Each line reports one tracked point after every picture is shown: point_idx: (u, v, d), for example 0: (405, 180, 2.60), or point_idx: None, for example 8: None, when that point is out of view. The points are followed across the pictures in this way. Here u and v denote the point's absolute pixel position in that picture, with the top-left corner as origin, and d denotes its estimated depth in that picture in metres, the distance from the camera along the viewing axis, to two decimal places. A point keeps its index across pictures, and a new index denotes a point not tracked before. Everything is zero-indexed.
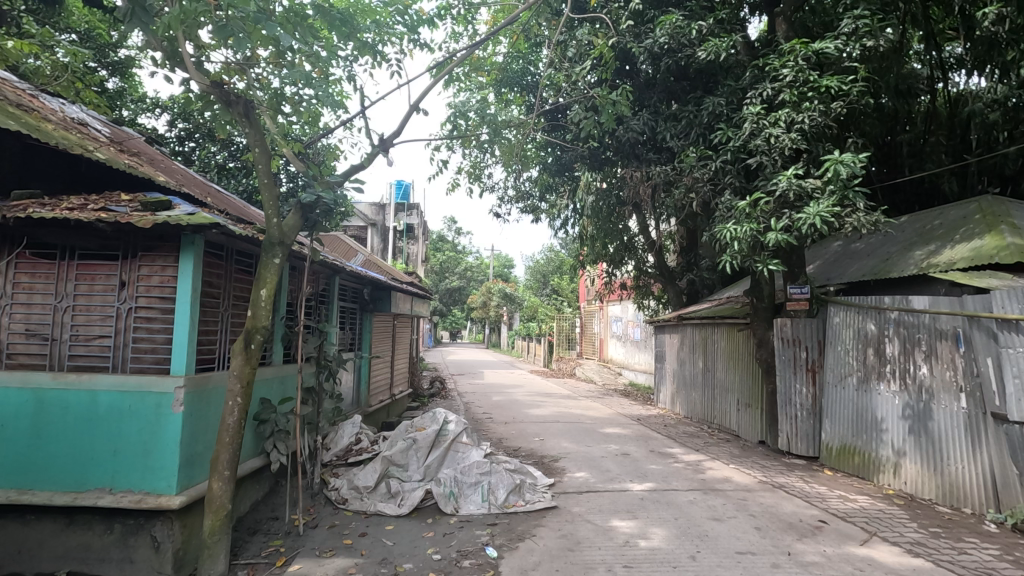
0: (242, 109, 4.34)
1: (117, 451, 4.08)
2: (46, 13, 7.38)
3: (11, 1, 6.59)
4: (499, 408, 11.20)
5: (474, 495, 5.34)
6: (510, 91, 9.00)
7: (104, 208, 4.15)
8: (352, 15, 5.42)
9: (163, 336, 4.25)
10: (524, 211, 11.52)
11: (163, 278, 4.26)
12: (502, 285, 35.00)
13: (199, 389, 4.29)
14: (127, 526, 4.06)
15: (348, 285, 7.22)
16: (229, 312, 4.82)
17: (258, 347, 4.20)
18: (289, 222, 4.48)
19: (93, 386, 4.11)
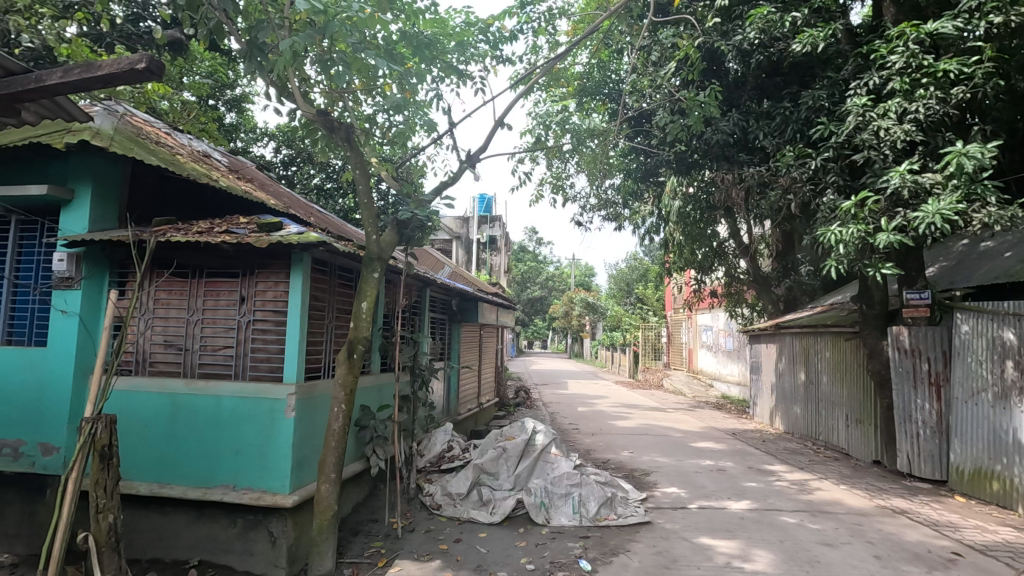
0: (343, 135, 4.63)
1: (237, 452, 4.47)
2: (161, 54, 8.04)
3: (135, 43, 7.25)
4: (585, 419, 11.07)
5: (565, 506, 5.30)
6: (592, 100, 8.96)
7: (227, 230, 4.59)
8: (439, 38, 5.67)
9: (276, 346, 4.61)
10: (606, 219, 11.36)
11: (277, 292, 4.63)
12: (584, 294, 34.66)
13: (308, 396, 4.61)
14: (247, 521, 4.42)
15: (438, 297, 7.49)
16: (333, 324, 5.15)
17: (359, 357, 4.45)
18: (386, 238, 4.73)
19: (218, 393, 4.55)
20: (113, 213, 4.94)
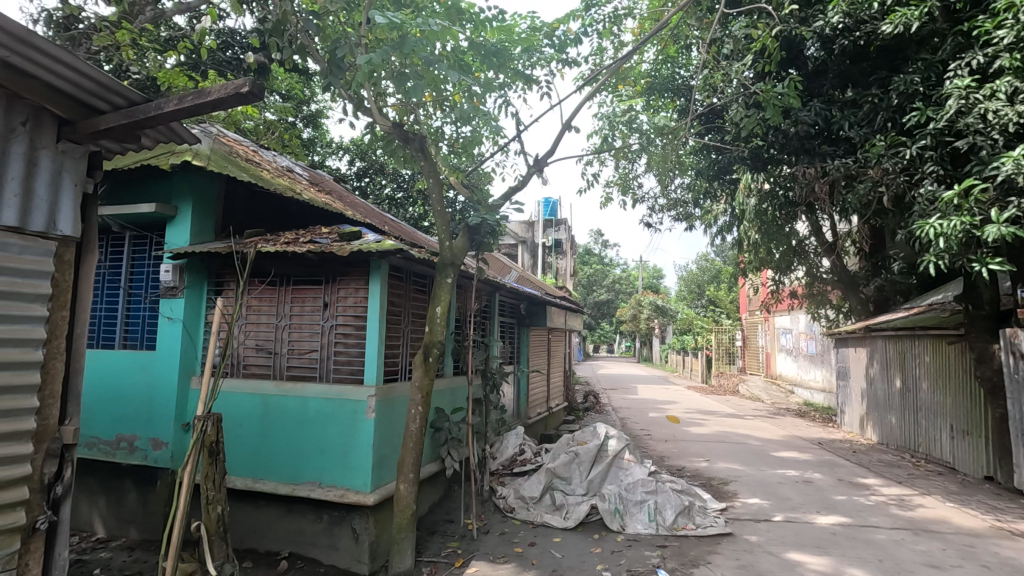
0: (417, 145, 4.77)
1: (322, 451, 4.70)
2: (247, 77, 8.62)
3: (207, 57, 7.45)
4: (657, 425, 10.79)
5: (641, 514, 5.18)
6: (660, 98, 8.74)
7: (311, 240, 4.85)
8: (505, 45, 5.72)
9: (357, 349, 4.81)
10: (676, 219, 11.05)
11: (357, 298, 4.84)
12: (652, 297, 33.82)
13: (386, 398, 4.79)
14: (333, 517, 4.63)
15: (507, 301, 7.56)
16: (409, 328, 5.32)
17: (435, 360, 4.57)
18: (458, 244, 4.82)
19: (305, 394, 4.81)
20: (211, 226, 5.35)
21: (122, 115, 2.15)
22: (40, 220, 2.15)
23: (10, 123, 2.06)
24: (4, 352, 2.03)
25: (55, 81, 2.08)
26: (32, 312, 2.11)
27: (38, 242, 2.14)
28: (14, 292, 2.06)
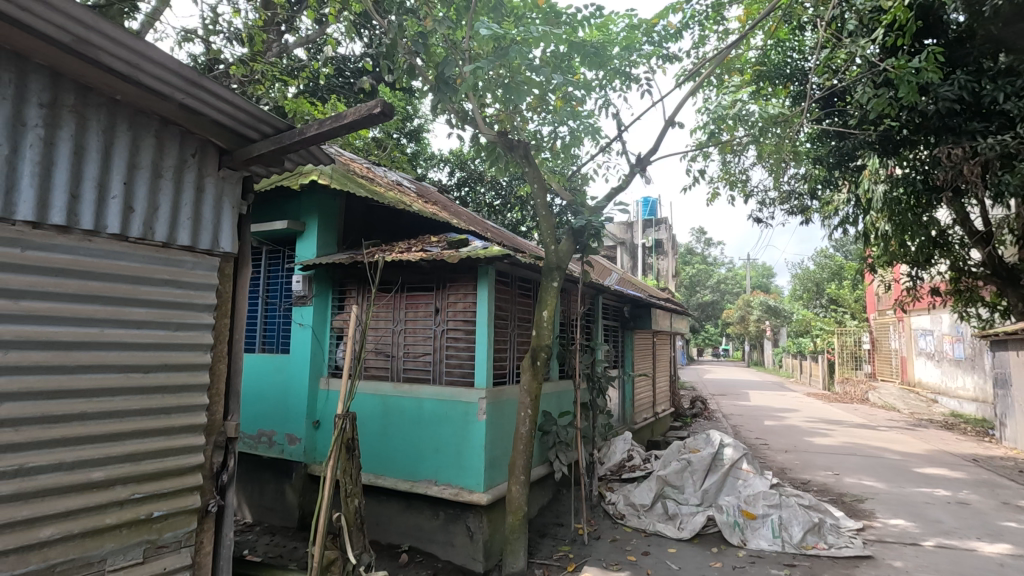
0: (522, 152, 4.84)
1: (437, 450, 4.91)
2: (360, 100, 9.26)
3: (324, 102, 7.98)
4: (774, 434, 10.07)
5: (764, 529, 4.86)
6: (771, 85, 8.16)
7: (422, 249, 5.09)
8: (605, 44, 5.65)
9: (467, 353, 4.97)
10: (790, 213, 10.27)
11: (466, 303, 5.01)
12: (762, 297, 31.68)
13: (496, 400, 4.90)
14: (448, 514, 4.81)
15: (610, 304, 7.45)
16: (515, 332, 5.41)
17: (543, 364, 4.60)
18: (563, 247, 4.81)
19: (420, 395, 5.06)
20: (333, 239, 5.79)
21: (271, 142, 2.39)
22: (206, 239, 2.44)
23: (183, 156, 2.37)
24: (183, 355, 2.34)
25: (216, 117, 2.33)
26: (203, 320, 2.42)
27: (206, 258, 2.45)
28: (190, 303, 2.37)
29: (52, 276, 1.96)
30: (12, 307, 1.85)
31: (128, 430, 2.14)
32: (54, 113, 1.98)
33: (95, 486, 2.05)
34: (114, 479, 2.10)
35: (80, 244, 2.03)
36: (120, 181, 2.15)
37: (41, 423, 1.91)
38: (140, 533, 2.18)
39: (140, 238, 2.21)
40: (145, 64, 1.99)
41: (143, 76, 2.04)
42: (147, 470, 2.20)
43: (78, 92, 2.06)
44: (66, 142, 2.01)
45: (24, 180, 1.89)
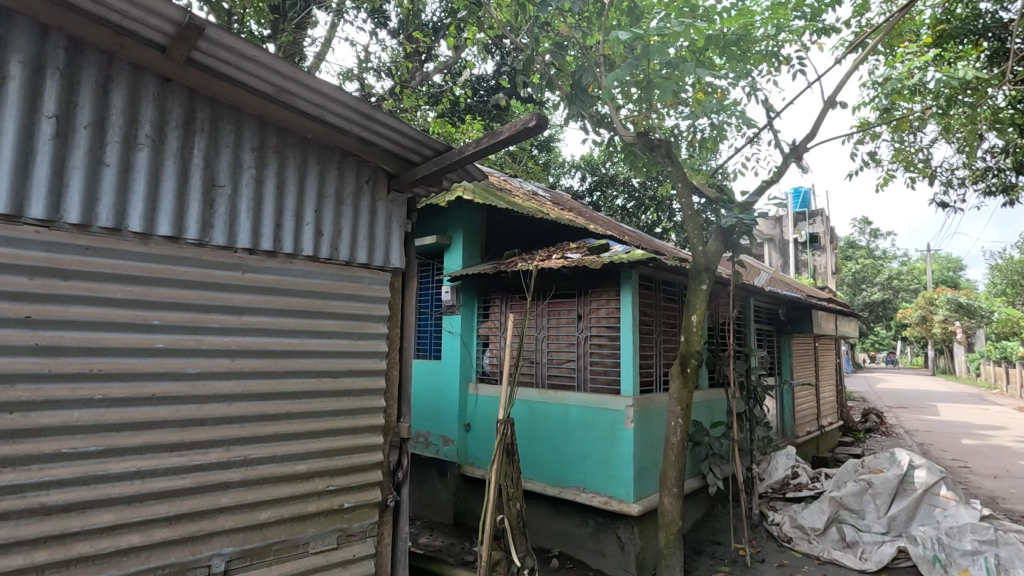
0: (664, 151, 4.64)
1: (585, 457, 4.89)
2: (494, 116, 9.65)
3: (465, 123, 8.49)
4: (977, 455, 8.50)
5: (974, 568, 4.07)
6: (957, 45, 6.96)
7: (563, 256, 5.10)
8: (749, 28, 5.24)
9: (612, 359, 4.87)
10: (988, 194, 8.65)
11: (610, 309, 4.92)
12: (949, 294, 27.06)
13: (644, 408, 4.75)
14: (598, 523, 4.76)
15: (763, 306, 6.87)
16: (661, 338, 5.20)
17: (694, 371, 4.36)
18: (712, 248, 4.52)
19: (565, 402, 5.09)
20: (477, 251, 6.08)
21: (433, 164, 2.56)
22: (379, 257, 2.69)
23: (359, 183, 2.63)
24: (364, 362, 2.59)
25: (387, 147, 2.55)
26: (379, 330, 2.65)
27: (380, 274, 2.69)
28: (368, 315, 2.62)
29: (263, 294, 2.28)
30: (235, 322, 2.19)
31: (323, 429, 2.42)
32: (262, 155, 2.31)
33: (299, 477, 2.35)
34: (313, 472, 2.39)
35: (283, 266, 2.35)
36: (312, 210, 2.45)
37: (258, 420, 2.24)
38: (333, 522, 2.45)
39: (328, 258, 2.49)
40: (331, 105, 2.24)
41: (329, 115, 2.30)
42: (339, 465, 2.47)
43: (278, 135, 2.38)
44: (271, 179, 2.34)
45: (242, 214, 2.24)
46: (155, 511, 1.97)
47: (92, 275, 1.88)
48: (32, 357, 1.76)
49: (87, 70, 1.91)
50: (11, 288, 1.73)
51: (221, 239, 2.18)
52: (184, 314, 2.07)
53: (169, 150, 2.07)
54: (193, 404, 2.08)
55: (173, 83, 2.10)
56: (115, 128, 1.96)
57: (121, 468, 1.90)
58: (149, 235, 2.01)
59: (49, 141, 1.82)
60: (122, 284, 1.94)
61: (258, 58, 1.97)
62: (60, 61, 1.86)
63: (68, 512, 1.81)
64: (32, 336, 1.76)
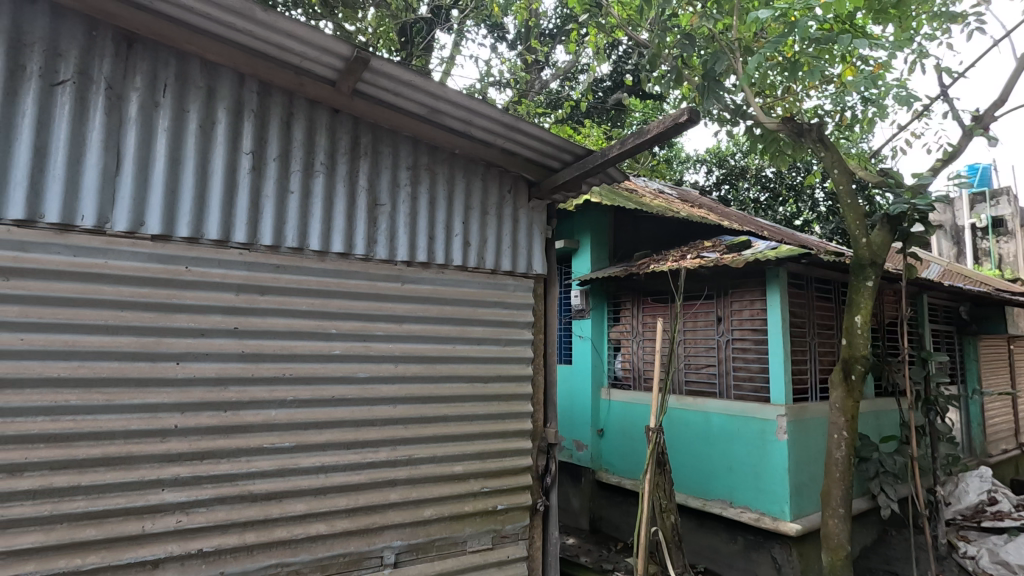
0: (815, 135, 4.10)
1: (731, 468, 4.58)
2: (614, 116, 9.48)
3: (585, 125, 8.43)
4: None
5: None
6: None
7: (699, 255, 4.81)
8: None
9: (758, 365, 4.50)
10: None
11: (754, 311, 4.55)
12: None
13: (799, 418, 4.34)
14: (749, 541, 4.43)
15: (939, 302, 5.95)
16: (816, 341, 4.71)
17: (859, 379, 3.88)
18: (877, 238, 3.97)
19: (707, 409, 4.81)
20: (604, 254, 5.98)
21: (575, 169, 2.54)
22: (523, 264, 2.73)
23: (502, 193, 2.70)
24: (512, 367, 2.65)
25: (529, 155, 2.58)
26: (524, 335, 2.69)
27: (524, 280, 2.73)
28: (514, 321, 2.67)
29: (421, 303, 2.42)
30: (398, 330, 2.35)
31: (476, 433, 2.51)
32: (416, 173, 2.46)
33: (456, 478, 2.45)
34: (469, 473, 2.48)
35: (437, 276, 2.48)
36: (461, 221, 2.56)
37: (420, 422, 2.38)
38: (489, 522, 2.53)
39: (476, 267, 2.59)
40: (477, 119, 2.32)
41: (475, 130, 2.38)
42: (492, 468, 2.54)
43: (430, 153, 2.51)
44: (425, 196, 2.48)
45: (401, 229, 2.40)
46: (336, 503, 2.18)
47: (283, 290, 2.12)
48: (239, 363, 2.03)
49: (274, 109, 2.16)
50: (222, 303, 2.01)
51: (383, 253, 2.35)
52: (355, 324, 2.26)
53: (340, 174, 2.28)
54: (364, 406, 2.26)
55: (341, 113, 2.31)
56: (296, 158, 2.19)
57: (309, 462, 2.13)
58: (325, 253, 2.23)
59: (247, 174, 2.09)
60: (306, 297, 2.17)
61: (414, 82, 2.09)
62: (253, 103, 2.12)
63: (268, 500, 2.06)
64: (239, 345, 2.04)
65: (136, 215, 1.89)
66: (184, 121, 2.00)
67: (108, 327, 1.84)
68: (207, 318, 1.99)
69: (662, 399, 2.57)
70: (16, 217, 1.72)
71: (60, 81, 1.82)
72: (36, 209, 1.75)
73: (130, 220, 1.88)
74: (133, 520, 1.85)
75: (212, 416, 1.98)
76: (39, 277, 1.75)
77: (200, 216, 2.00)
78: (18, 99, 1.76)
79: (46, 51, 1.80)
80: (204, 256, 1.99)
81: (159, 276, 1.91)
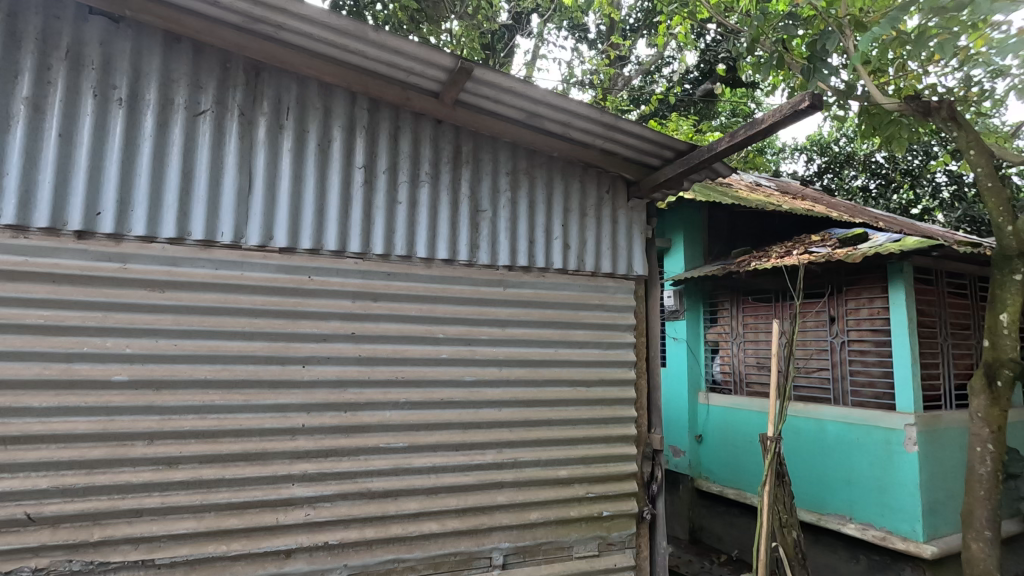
0: (948, 112, 3.49)
1: (850, 481, 4.23)
2: (703, 108, 9.10)
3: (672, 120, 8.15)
4: None
5: None
6: None
7: (806, 250, 4.46)
8: None
9: (880, 369, 4.09)
10: None
11: (873, 309, 4.14)
12: None
13: (931, 428, 3.91)
14: (873, 561, 4.05)
15: None
16: (949, 343, 4.22)
17: (1008, 385, 3.41)
18: None
19: (820, 416, 4.47)
20: (699, 252, 5.74)
21: (679, 166, 2.45)
22: (623, 266, 2.67)
23: (601, 194, 2.66)
24: (614, 371, 2.60)
25: (628, 154, 2.51)
26: (626, 339, 2.63)
27: (624, 282, 2.67)
28: (616, 325, 2.62)
29: (523, 307, 2.44)
30: (501, 334, 2.38)
31: (579, 437, 2.48)
32: (516, 178, 2.48)
33: (561, 482, 2.44)
34: (574, 478, 2.46)
35: (538, 279, 2.48)
36: (560, 224, 2.55)
37: (525, 426, 2.39)
38: (595, 528, 2.49)
39: (576, 269, 2.57)
40: (576, 121, 2.29)
41: (573, 131, 2.36)
42: (597, 474, 2.50)
43: (528, 157, 2.53)
44: (524, 200, 2.49)
45: (502, 234, 2.43)
46: (447, 503, 2.24)
47: (394, 296, 2.22)
48: (356, 366, 2.15)
49: (383, 124, 2.27)
50: (341, 310, 2.13)
51: (485, 258, 2.39)
52: (460, 328, 2.32)
53: (443, 183, 2.35)
54: (471, 409, 2.31)
55: (443, 123, 2.37)
56: (404, 170, 2.28)
57: (422, 462, 2.21)
58: (431, 259, 2.30)
59: (359, 187, 2.20)
60: (415, 303, 2.25)
61: (514, 89, 2.10)
62: (364, 120, 2.24)
63: (386, 497, 2.15)
64: (356, 349, 2.15)
65: (266, 230, 2.05)
66: (305, 141, 2.14)
67: (244, 334, 2.00)
68: (327, 323, 2.12)
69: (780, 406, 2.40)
70: (168, 235, 1.92)
71: (201, 111, 2.01)
72: (184, 228, 1.95)
73: (261, 234, 2.04)
74: (268, 511, 2.01)
75: (334, 416, 2.10)
76: (188, 288, 1.95)
77: (319, 229, 2.13)
78: (168, 130, 1.96)
79: (189, 85, 2.00)
80: (324, 266, 2.12)
81: (285, 286, 2.06)
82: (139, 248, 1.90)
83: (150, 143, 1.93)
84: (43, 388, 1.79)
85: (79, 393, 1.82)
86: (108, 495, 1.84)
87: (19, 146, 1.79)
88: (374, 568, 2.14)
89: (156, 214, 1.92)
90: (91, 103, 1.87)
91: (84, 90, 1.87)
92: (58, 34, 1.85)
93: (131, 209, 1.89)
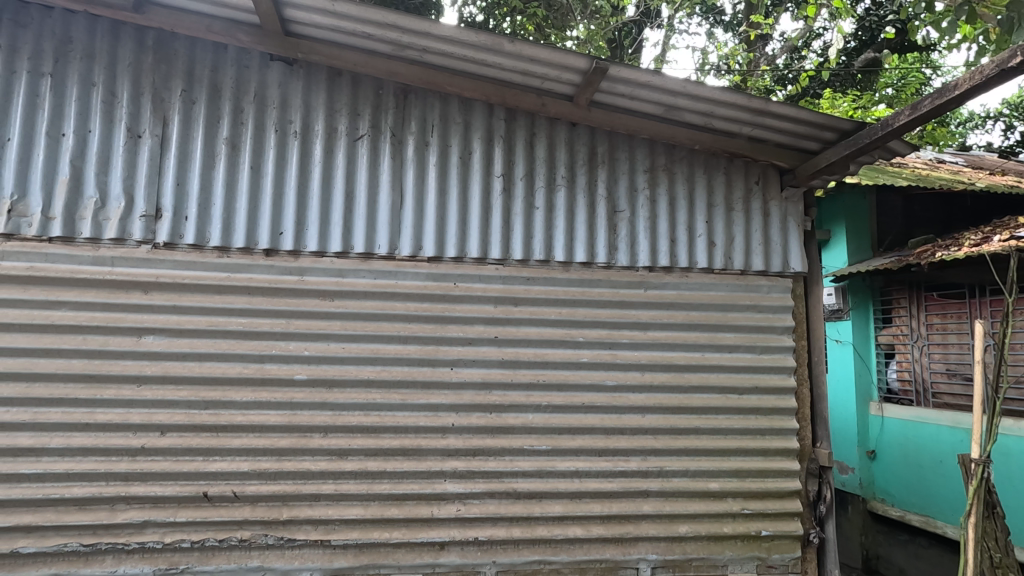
0: None
1: None
2: (863, 82, 8.07)
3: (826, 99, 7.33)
4: None
5: None
6: None
7: (1013, 235, 3.70)
8: None
9: None
10: None
11: None
12: None
13: None
14: None
15: None
16: None
17: None
18: None
19: None
20: (866, 244, 5.06)
21: (844, 147, 2.17)
22: (778, 262, 2.44)
23: (749, 185, 2.46)
24: (772, 378, 2.38)
25: (779, 139, 2.28)
26: (785, 343, 2.40)
27: (779, 280, 2.44)
28: (771, 327, 2.40)
29: (666, 310, 2.34)
30: (644, 337, 2.31)
31: (731, 447, 2.31)
32: (654, 176, 2.39)
33: (713, 495, 2.29)
34: (726, 492, 2.30)
35: (681, 280, 2.36)
36: (704, 221, 2.41)
37: (670, 434, 2.28)
38: (752, 548, 2.31)
39: (723, 268, 2.40)
40: (719, 109, 2.13)
41: (716, 121, 2.21)
42: (754, 488, 2.31)
43: (667, 153, 2.42)
44: (663, 198, 2.39)
45: (641, 234, 2.36)
46: (591, 508, 2.21)
47: (534, 300, 2.25)
48: (500, 369, 2.21)
49: (520, 132, 2.32)
50: (485, 314, 2.22)
51: (624, 260, 2.33)
52: (601, 331, 2.29)
53: (579, 185, 2.34)
54: (613, 414, 2.26)
55: (579, 125, 2.36)
56: (541, 175, 2.31)
57: (564, 466, 2.21)
58: (569, 263, 2.30)
59: (499, 195, 2.27)
60: (555, 307, 2.26)
61: (649, 83, 2.02)
62: (501, 130, 2.31)
63: (531, 499, 2.19)
64: (499, 352, 2.22)
65: (416, 241, 2.20)
66: (448, 154, 2.26)
67: (401, 338, 2.16)
68: (472, 327, 2.21)
69: (988, 423, 2.00)
70: (336, 249, 2.15)
71: (359, 136, 2.22)
72: (348, 242, 2.16)
73: (412, 245, 2.20)
74: (424, 504, 2.14)
75: (480, 417, 2.19)
76: (353, 296, 2.15)
77: (463, 239, 2.24)
78: (334, 155, 2.19)
79: (349, 114, 2.22)
80: (468, 273, 2.22)
81: (434, 292, 2.19)
82: (313, 262, 2.14)
83: (319, 168, 2.17)
84: (243, 385, 2.08)
85: (269, 390, 2.10)
86: (293, 480, 2.09)
87: (221, 180, 2.11)
88: (522, 567, 2.18)
89: (326, 231, 2.16)
90: (274, 137, 2.16)
91: (269, 126, 2.16)
92: (249, 81, 2.16)
93: (306, 229, 2.15)
